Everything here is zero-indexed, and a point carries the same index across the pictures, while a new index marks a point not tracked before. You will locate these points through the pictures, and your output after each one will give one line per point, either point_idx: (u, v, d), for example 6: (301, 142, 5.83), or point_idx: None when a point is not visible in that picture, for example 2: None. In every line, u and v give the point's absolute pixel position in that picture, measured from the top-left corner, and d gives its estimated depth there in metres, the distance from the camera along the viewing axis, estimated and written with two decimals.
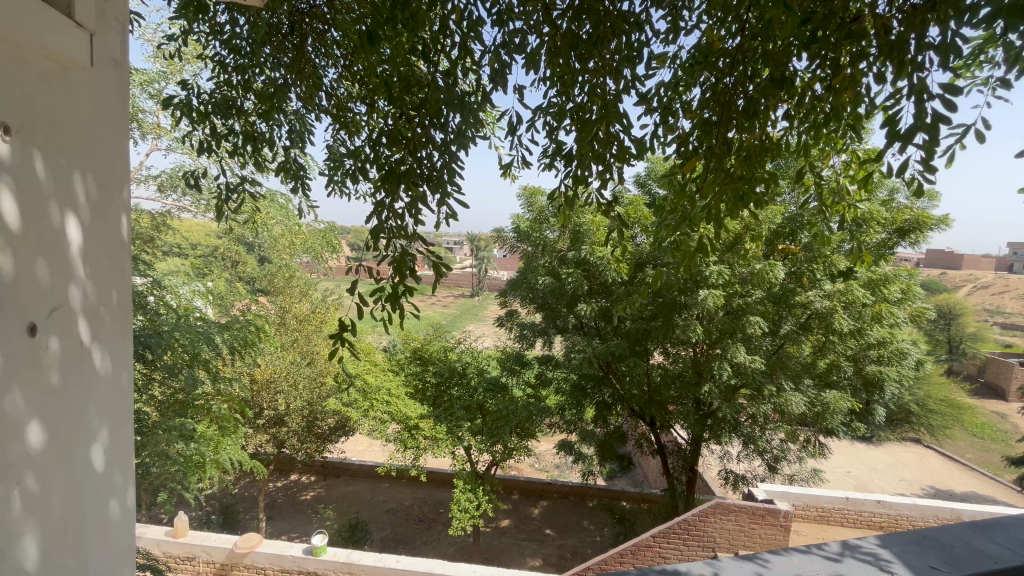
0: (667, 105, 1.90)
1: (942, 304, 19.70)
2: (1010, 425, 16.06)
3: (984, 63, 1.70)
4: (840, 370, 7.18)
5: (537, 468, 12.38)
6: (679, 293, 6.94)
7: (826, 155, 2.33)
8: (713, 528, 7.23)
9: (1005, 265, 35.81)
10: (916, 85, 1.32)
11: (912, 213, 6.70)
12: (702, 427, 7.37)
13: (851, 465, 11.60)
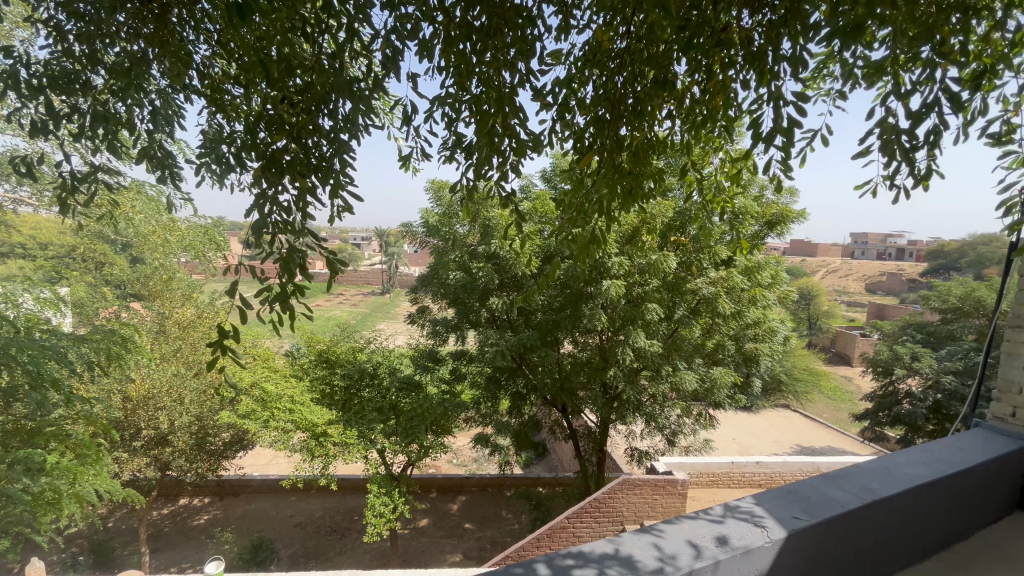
0: (564, 101, 1.93)
1: (803, 287, 22.75)
2: (854, 388, 19.05)
3: (827, 76, 1.98)
4: (724, 349, 8.00)
5: (455, 464, 12.32)
6: (585, 284, 7.27)
7: (707, 155, 2.56)
8: (621, 503, 7.71)
9: (848, 252, 42.29)
10: (774, 93, 1.57)
11: (778, 208, 7.61)
12: (609, 409, 7.80)
13: (736, 432, 13.00)
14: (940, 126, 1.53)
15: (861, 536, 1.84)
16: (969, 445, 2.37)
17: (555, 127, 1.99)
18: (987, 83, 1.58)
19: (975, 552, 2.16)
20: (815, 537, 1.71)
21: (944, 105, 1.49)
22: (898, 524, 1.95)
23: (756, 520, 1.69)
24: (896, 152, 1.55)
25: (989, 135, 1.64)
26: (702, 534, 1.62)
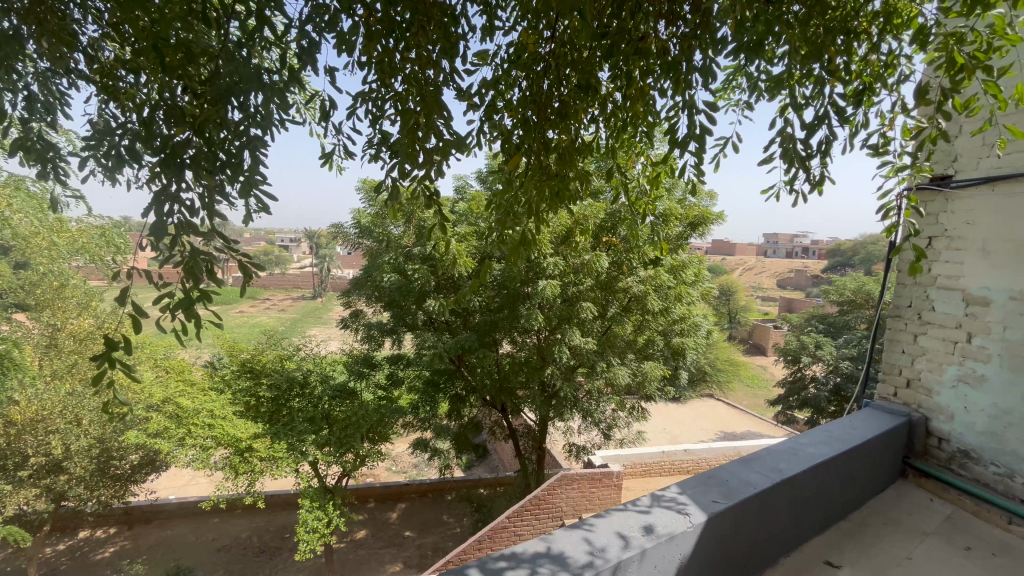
0: (490, 102, 1.92)
1: (723, 284, 24.42)
2: (769, 376, 20.75)
3: (736, 88, 2.13)
4: (654, 343, 8.39)
5: (394, 472, 11.98)
6: (522, 284, 7.35)
7: (630, 159, 2.67)
8: (560, 499, 7.84)
9: (762, 250, 45.97)
10: (688, 101, 1.67)
11: (699, 210, 8.11)
12: (547, 407, 7.94)
13: (666, 422, 13.70)
14: (830, 136, 1.71)
15: (771, 514, 2.00)
16: (860, 422, 2.65)
17: (483, 129, 1.98)
18: (866, 100, 1.78)
19: (866, 518, 2.42)
20: (731, 518, 1.84)
21: (833, 118, 1.66)
22: (802, 499, 2.14)
23: (679, 507, 1.78)
24: (795, 160, 1.70)
25: (869, 145, 1.85)
26: (630, 524, 1.69)
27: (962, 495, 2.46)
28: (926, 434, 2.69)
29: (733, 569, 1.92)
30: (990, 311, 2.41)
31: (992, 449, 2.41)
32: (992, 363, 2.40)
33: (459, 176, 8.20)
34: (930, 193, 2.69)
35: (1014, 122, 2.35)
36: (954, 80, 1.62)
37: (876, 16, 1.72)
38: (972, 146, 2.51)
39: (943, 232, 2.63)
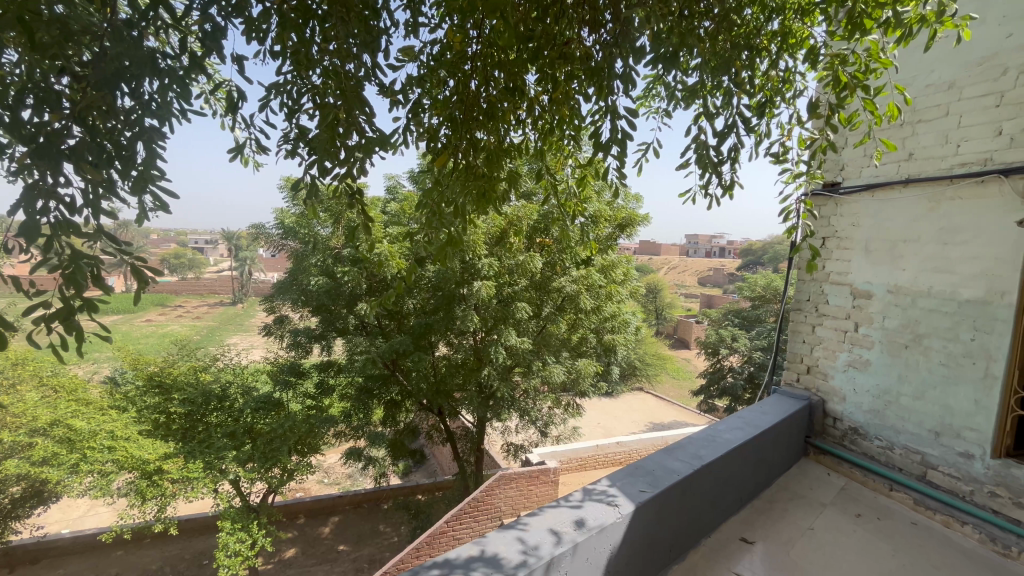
0: (416, 100, 1.87)
1: (650, 283, 25.74)
2: (693, 368, 22.14)
3: (656, 97, 2.24)
4: (587, 341, 8.64)
5: (326, 484, 11.41)
6: (457, 285, 7.30)
7: (559, 162, 2.74)
8: (499, 500, 7.84)
9: (684, 250, 48.92)
10: (610, 107, 1.74)
11: (626, 212, 8.48)
12: (485, 408, 7.92)
13: (600, 417, 14.18)
14: (738, 144, 1.85)
15: (692, 499, 2.12)
16: (769, 408, 2.88)
17: (409, 128, 1.93)
18: (768, 111, 1.94)
19: (775, 495, 2.64)
20: (657, 506, 1.93)
21: (740, 126, 1.79)
22: (720, 482, 2.30)
23: (609, 499, 1.84)
24: (708, 165, 1.82)
25: (772, 153, 2.02)
26: (562, 520, 1.72)
27: (853, 469, 2.75)
28: (823, 415, 2.98)
29: (660, 553, 2.01)
30: (873, 303, 2.71)
31: (876, 425, 2.69)
32: (875, 348, 2.69)
33: (390, 176, 8.00)
34: (822, 198, 2.99)
35: (887, 137, 2.68)
36: (840, 97, 1.82)
37: (775, 35, 1.89)
38: (855, 157, 2.82)
39: (834, 233, 2.93)
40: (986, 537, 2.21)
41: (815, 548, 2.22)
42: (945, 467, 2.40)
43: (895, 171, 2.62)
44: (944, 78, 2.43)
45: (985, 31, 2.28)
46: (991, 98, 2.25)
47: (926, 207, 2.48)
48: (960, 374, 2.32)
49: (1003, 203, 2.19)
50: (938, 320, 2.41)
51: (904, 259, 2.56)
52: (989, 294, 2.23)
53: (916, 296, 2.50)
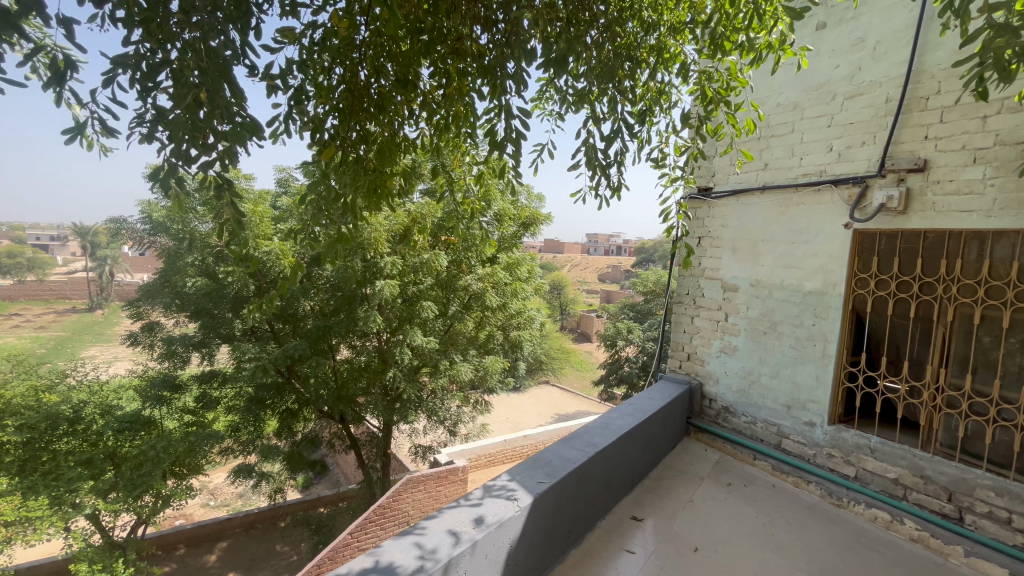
0: (299, 85, 1.72)
1: (555, 280, 26.69)
2: (594, 360, 23.35)
3: (550, 100, 2.32)
4: (494, 338, 8.70)
5: (212, 508, 10.26)
6: (358, 285, 6.97)
7: (457, 159, 2.72)
8: (405, 503, 7.61)
9: (585, 249, 51.54)
10: (503, 105, 1.76)
11: (530, 211, 8.73)
12: (391, 411, 7.64)
13: (509, 412, 14.42)
14: (623, 148, 1.99)
15: (587, 485, 2.24)
16: (656, 393, 3.13)
17: (290, 116, 1.78)
18: (648, 119, 2.10)
19: (661, 473, 2.88)
20: (554, 496, 2.01)
21: (624, 132, 1.93)
22: (613, 467, 2.46)
23: (508, 494, 1.88)
24: (597, 167, 1.94)
25: (652, 158, 2.19)
26: (461, 519, 1.72)
27: (725, 443, 3.09)
28: (701, 397, 3.30)
29: (558, 541, 2.10)
30: (739, 295, 3.06)
31: (743, 403, 3.03)
32: (740, 335, 3.04)
33: (281, 168, 7.42)
34: (697, 202, 3.31)
35: (747, 148, 3.03)
36: (707, 109, 2.03)
37: (651, 49, 2.05)
38: (723, 165, 3.15)
39: (707, 233, 3.25)
40: (825, 492, 2.59)
41: (695, 519, 2.45)
42: (796, 435, 2.76)
43: (754, 179, 2.97)
44: (790, 99, 2.80)
45: (819, 61, 2.67)
46: (824, 119, 2.64)
47: (778, 211, 2.84)
48: (805, 355, 2.70)
49: (834, 208, 2.58)
50: (789, 309, 2.79)
51: (762, 256, 2.92)
52: (826, 286, 2.62)
53: (772, 288, 2.87)
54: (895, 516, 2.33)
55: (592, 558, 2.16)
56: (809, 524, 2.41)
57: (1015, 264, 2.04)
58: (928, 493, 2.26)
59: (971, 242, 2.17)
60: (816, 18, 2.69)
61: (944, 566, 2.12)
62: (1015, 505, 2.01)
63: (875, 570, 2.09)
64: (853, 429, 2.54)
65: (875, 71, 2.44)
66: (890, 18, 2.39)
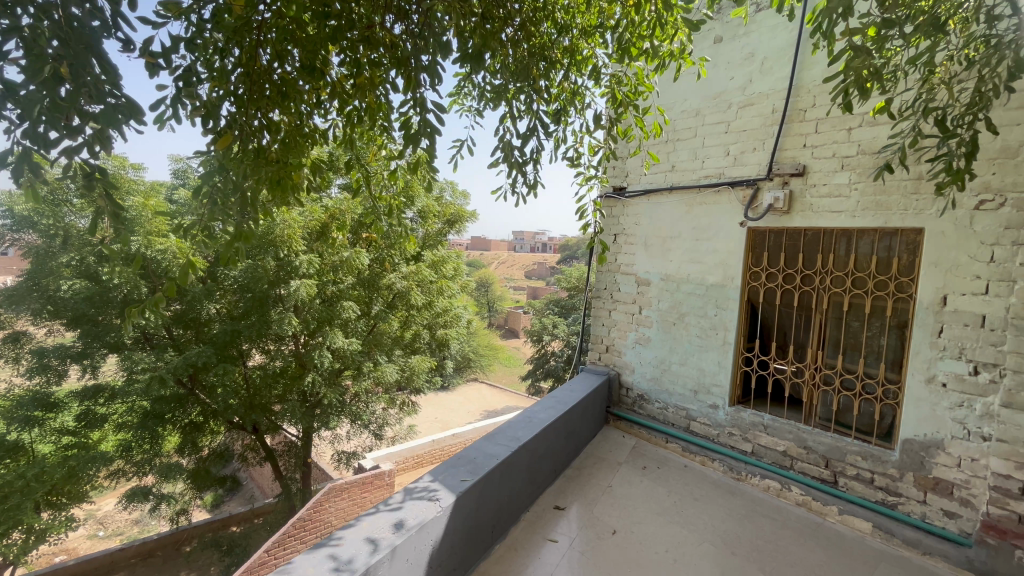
0: (190, 67, 1.55)
1: (482, 277, 26.66)
2: (522, 356, 23.70)
3: (468, 96, 2.30)
4: (420, 337, 8.51)
5: (101, 538, 9.10)
6: (270, 285, 6.50)
7: (372, 153, 2.60)
8: (328, 514, 7.26)
9: (511, 246, 52.13)
10: (418, 99, 1.72)
11: (455, 208, 8.78)
12: (310, 418, 7.22)
13: (437, 411, 14.23)
14: (540, 146, 2.03)
15: (510, 479, 2.27)
16: (577, 385, 3.24)
17: (178, 99, 1.56)
18: (563, 118, 2.16)
19: (581, 462, 2.98)
20: (477, 493, 2.01)
21: (540, 131, 1.97)
22: (535, 460, 2.51)
23: (430, 495, 1.86)
24: (514, 164, 1.97)
25: (568, 157, 2.25)
26: (380, 525, 1.68)
27: (640, 429, 3.27)
28: (619, 386, 3.46)
29: (482, 538, 2.11)
30: (651, 289, 3.24)
31: (655, 390, 3.22)
32: (653, 327, 3.23)
33: (176, 158, 6.74)
34: (613, 200, 3.47)
35: (655, 150, 3.22)
36: (618, 111, 2.13)
37: (564, 51, 2.10)
38: (634, 166, 3.33)
39: (622, 230, 3.42)
40: (727, 468, 2.83)
41: (613, 503, 2.57)
42: (701, 417, 2.97)
43: (663, 179, 3.16)
44: (692, 105, 3.01)
45: (717, 71, 2.90)
46: (722, 125, 2.87)
47: (684, 210, 3.05)
48: (709, 342, 2.93)
49: (731, 208, 2.82)
50: (694, 301, 3.00)
51: (670, 252, 3.12)
52: (725, 279, 2.85)
53: (680, 282, 3.07)
54: (783, 485, 2.60)
55: (516, 551, 2.19)
56: (713, 498, 2.62)
57: (875, 258, 2.35)
58: (810, 462, 2.54)
59: (841, 239, 2.46)
60: (714, 32, 2.91)
61: (822, 524, 2.40)
62: (876, 466, 2.31)
63: (767, 534, 2.32)
64: (749, 408, 2.79)
65: (763, 84, 2.69)
66: (775, 37, 2.64)
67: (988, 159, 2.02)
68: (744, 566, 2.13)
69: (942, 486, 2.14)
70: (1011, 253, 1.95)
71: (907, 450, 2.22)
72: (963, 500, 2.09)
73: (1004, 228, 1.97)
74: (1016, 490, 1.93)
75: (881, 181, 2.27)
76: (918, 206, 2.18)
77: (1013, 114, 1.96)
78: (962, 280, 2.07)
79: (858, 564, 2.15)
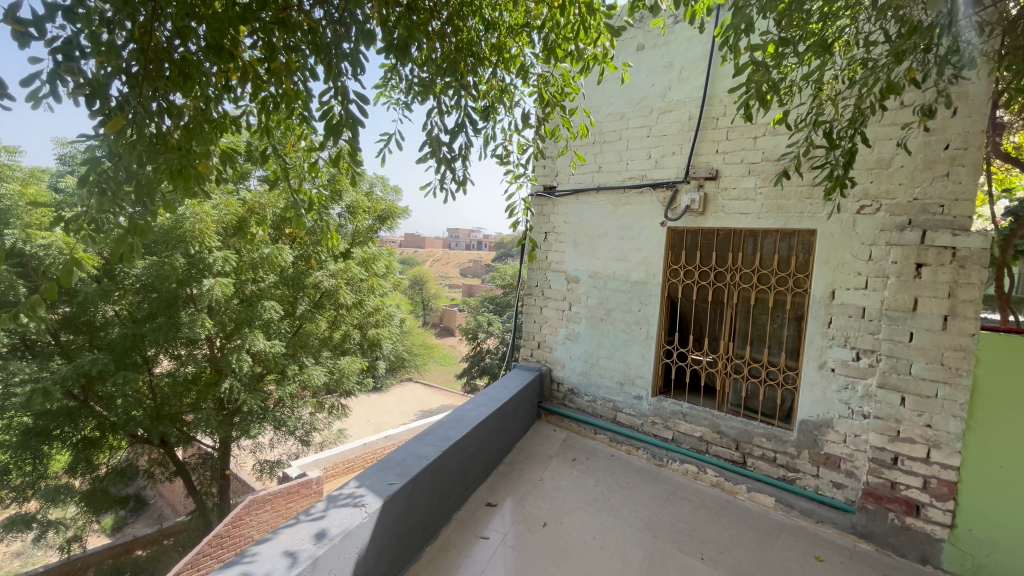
0: (71, 39, 1.36)
1: (417, 274, 26.04)
2: (457, 355, 23.54)
3: (394, 88, 2.23)
4: (351, 337, 8.19)
5: None
6: (179, 285, 5.93)
7: (290, 144, 2.45)
8: (249, 528, 6.79)
9: (446, 243, 51.53)
10: (340, 88, 1.64)
11: (386, 204, 8.56)
12: (228, 427, 6.71)
13: (370, 413, 13.76)
14: (468, 143, 2.02)
15: (441, 479, 2.24)
16: (508, 382, 3.26)
17: (55, 75, 1.36)
18: (492, 115, 2.17)
19: (513, 458, 3.01)
20: (406, 496, 1.97)
21: (468, 127, 1.96)
22: (466, 459, 2.50)
23: (355, 501, 1.80)
24: (442, 160, 1.95)
25: (497, 155, 2.26)
26: (301, 536, 1.61)
27: (570, 422, 3.35)
28: (550, 381, 3.52)
29: (412, 541, 2.07)
30: (580, 286, 3.34)
31: (585, 384, 3.32)
32: (582, 322, 3.33)
33: (62, 142, 5.98)
34: (543, 199, 3.53)
35: (582, 151, 3.32)
36: (546, 111, 2.17)
37: (492, 48, 2.10)
38: (563, 166, 3.41)
39: (552, 228, 3.49)
40: (650, 455, 2.97)
41: (544, 496, 2.63)
42: (627, 408, 3.10)
43: (590, 179, 3.26)
44: (617, 110, 3.13)
45: (639, 78, 3.03)
46: (644, 129, 3.01)
47: (610, 210, 3.17)
48: (634, 337, 3.06)
49: (653, 209, 2.97)
50: (620, 297, 3.13)
51: (598, 250, 3.23)
52: (648, 276, 3.00)
53: (607, 279, 3.19)
54: (700, 468, 2.78)
55: (448, 551, 2.17)
56: (637, 485, 2.75)
57: (777, 256, 2.57)
58: (722, 445, 2.74)
59: (749, 239, 2.67)
60: (637, 40, 3.05)
61: (733, 502, 2.60)
62: (778, 445, 2.54)
63: (685, 515, 2.48)
64: (670, 398, 2.95)
65: (681, 92, 2.85)
66: (690, 49, 2.81)
67: (867, 169, 2.27)
68: (665, 548, 2.25)
69: (831, 460, 2.39)
70: (885, 252, 2.21)
71: (803, 430, 2.46)
72: (848, 472, 2.34)
73: (880, 230, 2.23)
74: (888, 460, 2.19)
75: (782, 187, 2.49)
76: (811, 209, 2.41)
77: (886, 130, 2.22)
78: (847, 276, 2.32)
79: (762, 536, 2.35)
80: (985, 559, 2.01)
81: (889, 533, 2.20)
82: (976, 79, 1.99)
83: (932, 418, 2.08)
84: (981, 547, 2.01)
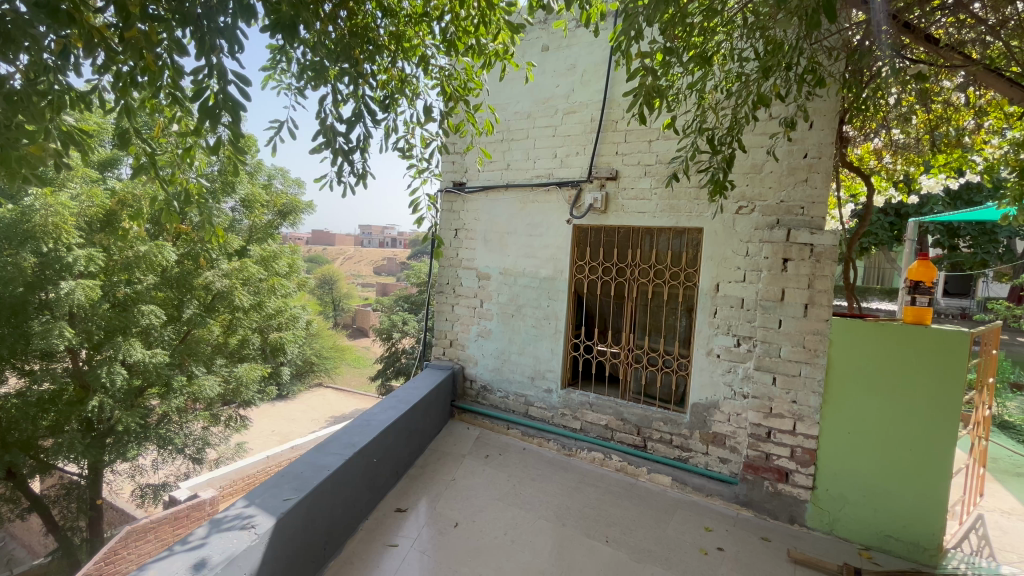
0: None
1: (326, 272, 24.62)
2: (371, 356, 22.61)
3: (284, 72, 2.05)
4: (249, 343, 7.50)
5: None
6: (26, 289, 5.08)
7: (159, 127, 2.16)
8: (129, 562, 6.07)
9: (358, 240, 49.42)
10: (213, 64, 1.47)
11: (287, 198, 8.04)
12: (100, 450, 5.85)
13: (273, 422, 12.76)
14: (366, 134, 1.92)
15: (344, 488, 2.13)
16: (419, 382, 3.18)
17: None
18: (392, 106, 2.08)
19: (425, 461, 2.94)
20: (303, 510, 1.84)
21: (366, 117, 1.86)
22: (372, 465, 2.39)
23: (242, 523, 1.65)
24: (339, 151, 1.83)
25: (399, 148, 2.18)
26: (173, 570, 1.45)
27: (483, 419, 3.35)
28: (463, 379, 3.49)
29: (312, 557, 1.94)
30: (490, 283, 3.34)
31: (497, 380, 3.34)
32: (493, 319, 3.34)
33: None
34: (452, 195, 3.49)
35: (490, 148, 3.31)
36: (449, 106, 2.13)
37: (390, 37, 2.01)
38: (471, 162, 3.39)
39: (462, 225, 3.46)
40: (560, 446, 3.06)
41: (456, 495, 2.60)
42: (538, 402, 3.16)
43: (499, 177, 3.27)
44: (524, 108, 3.17)
45: (544, 78, 3.09)
46: (549, 129, 3.08)
47: (519, 208, 3.20)
48: (543, 332, 3.13)
49: (559, 207, 3.04)
50: (529, 293, 3.18)
51: (508, 247, 3.25)
52: (555, 272, 3.08)
53: (517, 276, 3.23)
54: (606, 454, 2.91)
55: (353, 564, 2.07)
56: (548, 476, 2.81)
57: (670, 252, 2.76)
58: (626, 432, 2.88)
59: (646, 236, 2.84)
60: (541, 41, 3.11)
61: (635, 484, 2.76)
62: (674, 428, 2.73)
63: (593, 501, 2.59)
64: (578, 389, 3.05)
65: (583, 94, 2.95)
66: (591, 53, 2.92)
67: (743, 173, 2.51)
68: (573, 535, 2.33)
69: (718, 438, 2.61)
70: (759, 248, 2.46)
71: (695, 412, 2.67)
72: (732, 447, 2.58)
73: (754, 229, 2.47)
74: (764, 434, 2.45)
75: (674, 188, 2.67)
76: (698, 210, 2.62)
77: (758, 138, 2.47)
78: (729, 270, 2.55)
79: (660, 514, 2.51)
80: (840, 514, 2.32)
81: (765, 499, 2.47)
82: (827, 96, 2.28)
83: (797, 394, 2.37)
84: (835, 503, 2.32)
